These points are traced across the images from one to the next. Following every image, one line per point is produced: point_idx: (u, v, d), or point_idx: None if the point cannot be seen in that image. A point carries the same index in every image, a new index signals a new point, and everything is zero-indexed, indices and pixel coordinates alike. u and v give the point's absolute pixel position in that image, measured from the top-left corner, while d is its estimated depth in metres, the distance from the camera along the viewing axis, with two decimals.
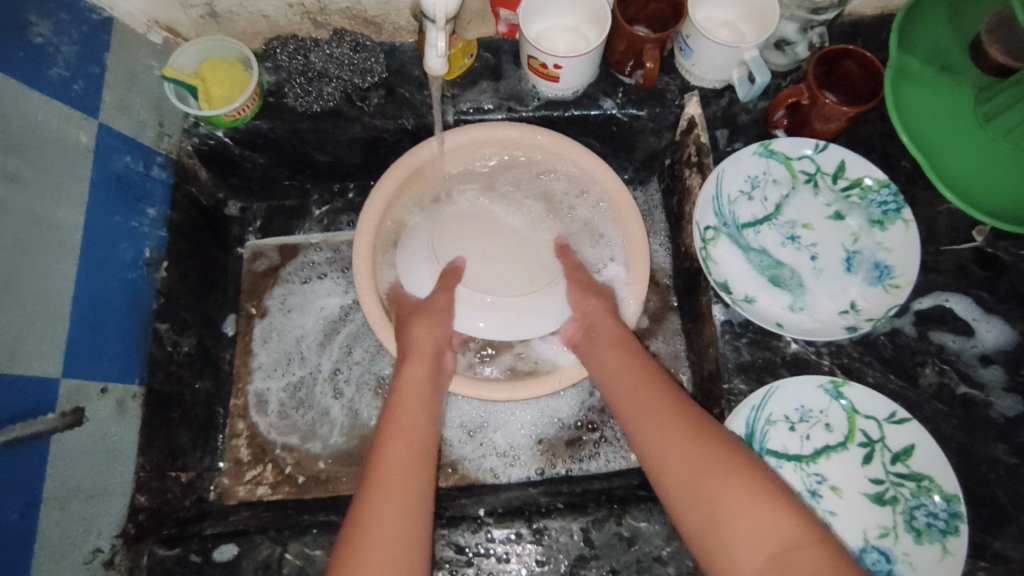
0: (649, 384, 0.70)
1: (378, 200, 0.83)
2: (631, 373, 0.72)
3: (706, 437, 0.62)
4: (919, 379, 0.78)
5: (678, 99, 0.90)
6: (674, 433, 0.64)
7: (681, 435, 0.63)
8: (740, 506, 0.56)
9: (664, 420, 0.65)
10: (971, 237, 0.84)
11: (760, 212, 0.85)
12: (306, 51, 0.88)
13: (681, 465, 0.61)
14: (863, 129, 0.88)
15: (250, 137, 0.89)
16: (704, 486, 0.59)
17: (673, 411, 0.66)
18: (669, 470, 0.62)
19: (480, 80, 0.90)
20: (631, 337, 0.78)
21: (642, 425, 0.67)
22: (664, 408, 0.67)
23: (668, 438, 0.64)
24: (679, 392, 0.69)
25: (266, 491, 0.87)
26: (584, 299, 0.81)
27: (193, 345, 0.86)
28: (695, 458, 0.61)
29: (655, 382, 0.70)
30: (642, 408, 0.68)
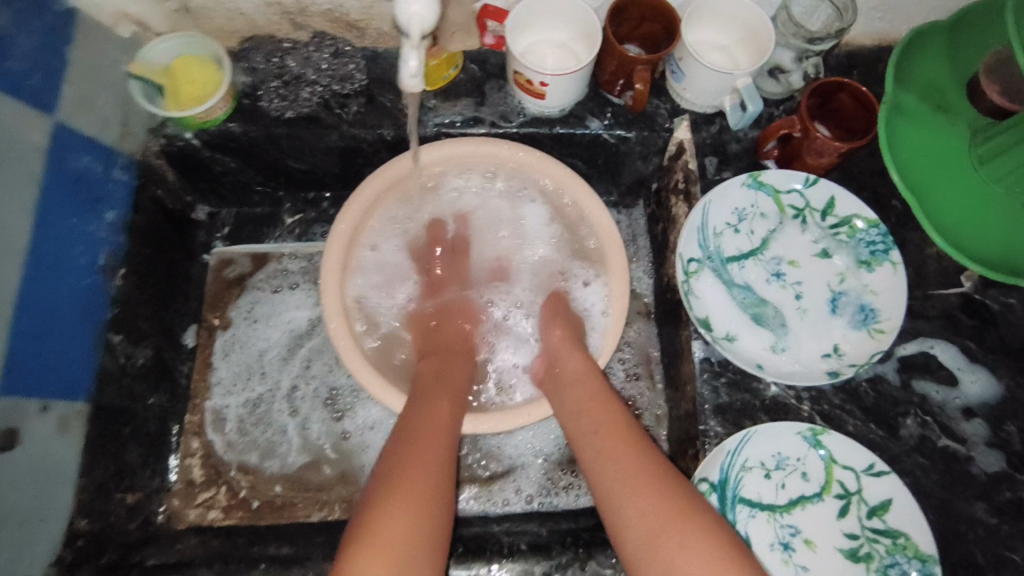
0: (615, 425, 0.67)
1: (347, 216, 0.80)
2: (594, 409, 0.69)
3: (672, 494, 0.59)
4: (900, 431, 0.76)
5: (668, 123, 0.87)
6: (632, 480, 0.61)
7: (644, 485, 0.60)
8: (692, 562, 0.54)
9: (625, 467, 0.62)
10: (959, 283, 0.81)
11: (745, 246, 0.82)
12: (283, 53, 0.84)
13: (645, 517, 0.58)
14: (855, 165, 0.86)
15: (221, 140, 0.85)
16: (666, 548, 0.55)
17: (635, 456, 0.63)
18: (630, 526, 0.58)
19: (463, 95, 0.86)
20: (598, 372, 0.74)
21: (602, 471, 0.63)
22: (625, 455, 0.63)
23: (629, 485, 0.61)
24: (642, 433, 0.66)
25: (218, 515, 0.84)
26: (550, 330, 0.80)
27: (149, 357, 0.82)
28: (657, 514, 0.57)
29: (619, 423, 0.67)
30: (602, 449, 0.65)
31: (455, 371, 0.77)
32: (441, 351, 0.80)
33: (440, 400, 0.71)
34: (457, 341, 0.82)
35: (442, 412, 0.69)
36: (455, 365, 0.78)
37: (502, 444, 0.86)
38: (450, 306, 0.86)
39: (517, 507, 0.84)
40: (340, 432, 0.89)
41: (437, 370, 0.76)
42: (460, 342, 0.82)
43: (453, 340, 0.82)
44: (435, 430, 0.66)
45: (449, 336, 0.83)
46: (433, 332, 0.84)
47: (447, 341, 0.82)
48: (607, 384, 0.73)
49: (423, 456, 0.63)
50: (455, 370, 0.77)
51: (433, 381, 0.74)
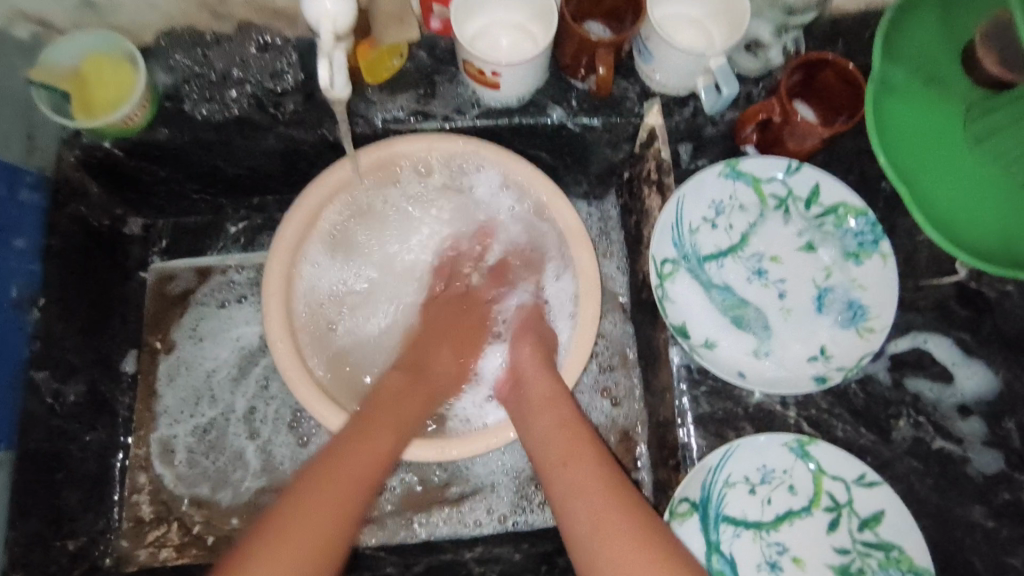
0: (585, 460, 0.62)
1: (286, 237, 0.73)
2: (564, 438, 0.65)
3: (649, 548, 0.55)
4: (892, 434, 0.71)
5: (636, 108, 0.79)
6: (610, 521, 0.57)
7: (618, 534, 0.56)
8: None
9: (596, 511, 0.58)
10: (953, 269, 0.75)
11: (723, 242, 0.76)
12: (205, 48, 0.74)
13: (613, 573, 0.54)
14: (843, 146, 0.78)
15: (144, 148, 0.76)
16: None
17: (609, 499, 0.59)
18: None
19: (411, 86, 0.78)
20: (567, 395, 0.69)
21: (570, 513, 0.59)
22: (597, 496, 0.59)
23: (602, 532, 0.57)
24: (612, 466, 0.63)
25: (171, 554, 0.80)
26: (519, 346, 0.75)
27: (83, 392, 0.76)
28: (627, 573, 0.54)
29: (589, 458, 0.63)
30: (572, 486, 0.61)
31: (417, 399, 0.70)
32: (414, 372, 0.73)
33: (381, 429, 0.64)
34: (437, 369, 0.75)
35: (381, 443, 0.63)
36: (419, 393, 0.71)
37: (470, 464, 0.81)
38: (454, 327, 0.80)
39: (490, 529, 0.79)
40: (305, 456, 0.83)
41: (399, 391, 0.70)
42: (438, 368, 0.76)
43: (433, 367, 0.75)
44: (366, 462, 0.61)
45: (432, 360, 0.76)
46: (414, 350, 0.77)
47: (426, 369, 0.74)
48: (577, 411, 0.68)
49: (341, 493, 0.58)
50: (416, 395, 0.70)
51: (387, 404, 0.68)
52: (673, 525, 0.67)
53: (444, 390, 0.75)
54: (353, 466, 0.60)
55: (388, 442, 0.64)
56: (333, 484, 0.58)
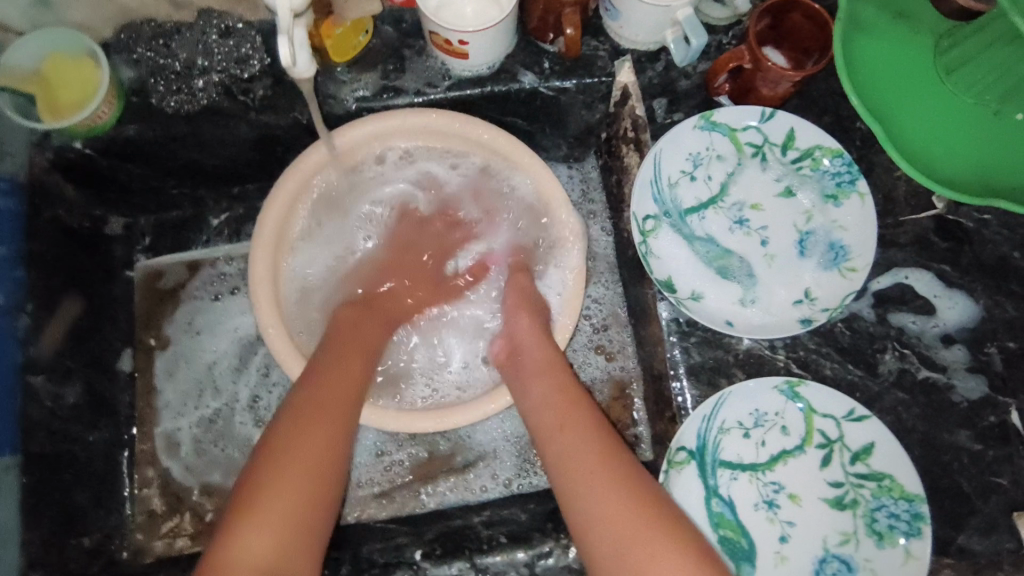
0: (582, 423, 0.64)
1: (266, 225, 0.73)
2: (559, 403, 0.66)
3: (643, 501, 0.57)
4: (878, 368, 0.73)
5: (608, 68, 0.78)
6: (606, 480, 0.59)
7: (612, 493, 0.58)
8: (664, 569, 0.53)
9: (591, 470, 0.60)
10: (931, 204, 0.76)
11: (703, 194, 0.76)
12: (167, 38, 0.73)
13: (608, 524, 0.57)
14: (816, 88, 0.78)
15: (117, 146, 0.75)
16: (632, 555, 0.55)
17: (604, 460, 0.60)
18: (593, 529, 0.57)
19: (380, 62, 0.77)
20: (562, 357, 0.71)
21: (567, 474, 0.61)
22: (593, 458, 0.61)
23: (595, 486, 0.59)
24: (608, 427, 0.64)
25: (187, 543, 0.81)
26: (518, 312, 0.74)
27: (82, 394, 0.76)
28: (621, 522, 0.56)
29: (585, 420, 0.64)
30: (571, 448, 0.62)
31: (373, 330, 0.74)
32: (368, 304, 0.77)
33: (350, 360, 0.68)
34: (383, 298, 0.79)
35: (351, 371, 0.67)
36: (375, 323, 0.75)
37: (471, 432, 0.83)
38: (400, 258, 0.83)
39: (495, 493, 0.81)
40: None
41: (356, 322, 0.73)
42: (387, 299, 0.80)
43: (383, 300, 0.79)
44: (341, 393, 0.64)
45: (373, 291, 0.80)
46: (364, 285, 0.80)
47: (376, 303, 0.78)
48: (571, 374, 0.69)
49: (325, 424, 0.61)
50: (372, 325, 0.74)
51: (347, 333, 0.71)
52: (672, 474, 0.69)
53: (397, 317, 0.79)
54: (332, 398, 0.63)
55: (356, 371, 0.67)
56: (316, 417, 0.61)
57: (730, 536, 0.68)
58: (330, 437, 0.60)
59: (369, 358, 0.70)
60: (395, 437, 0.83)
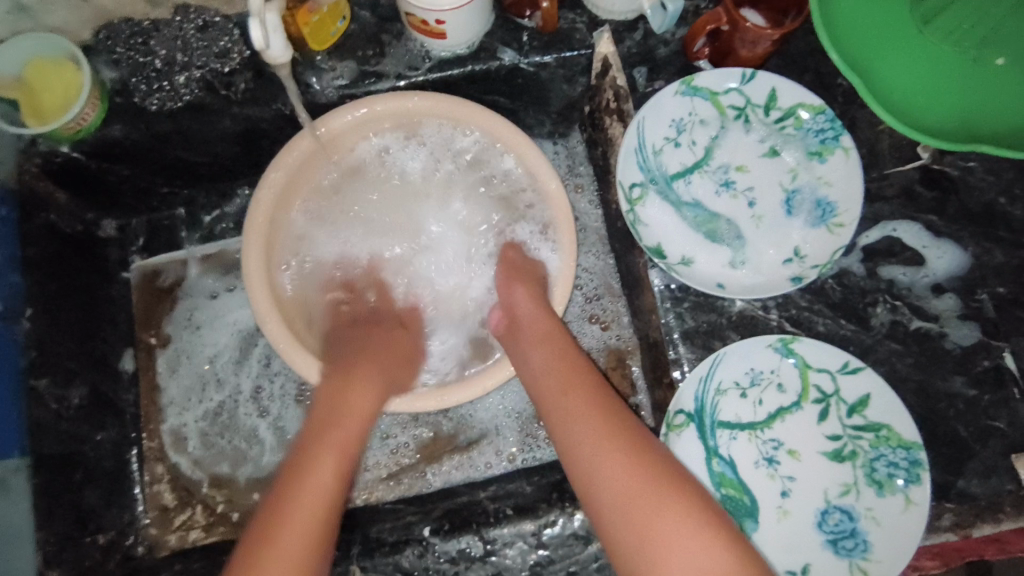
0: (585, 389, 0.64)
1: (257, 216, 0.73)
2: (557, 371, 0.67)
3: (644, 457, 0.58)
4: (871, 321, 0.73)
5: (587, 39, 0.78)
6: (607, 443, 0.60)
7: (617, 455, 0.59)
8: (671, 520, 0.54)
9: (592, 433, 0.61)
10: (915, 155, 0.76)
11: (688, 159, 0.77)
12: (145, 35, 0.72)
13: (614, 485, 0.57)
14: (795, 46, 0.78)
15: (103, 148, 0.76)
16: (639, 512, 0.55)
17: (609, 425, 0.61)
18: (600, 489, 0.58)
19: (360, 47, 0.77)
20: (559, 326, 0.72)
21: (571, 437, 0.62)
22: (598, 419, 0.62)
23: (600, 446, 0.60)
24: (607, 391, 0.65)
25: (200, 535, 0.83)
26: (509, 285, 0.76)
27: (87, 395, 0.77)
28: (626, 481, 0.57)
29: (589, 384, 0.65)
30: (570, 414, 0.63)
31: (358, 396, 0.66)
32: (351, 367, 0.69)
33: (369, 369, 0.69)
34: (371, 361, 0.70)
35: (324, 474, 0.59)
36: (360, 386, 0.67)
37: (472, 410, 0.84)
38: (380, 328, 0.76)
39: (500, 468, 0.83)
40: None
41: (335, 397, 0.65)
42: (381, 359, 0.71)
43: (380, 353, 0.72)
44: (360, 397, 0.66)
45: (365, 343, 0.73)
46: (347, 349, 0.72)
47: (361, 365, 0.69)
48: (573, 344, 0.70)
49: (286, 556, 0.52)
50: (356, 397, 0.65)
51: (324, 419, 0.63)
52: (672, 438, 0.70)
53: (392, 381, 0.71)
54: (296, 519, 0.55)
55: (327, 475, 0.58)
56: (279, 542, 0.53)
57: (732, 495, 0.69)
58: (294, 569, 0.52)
59: (353, 440, 0.62)
60: (399, 420, 0.84)
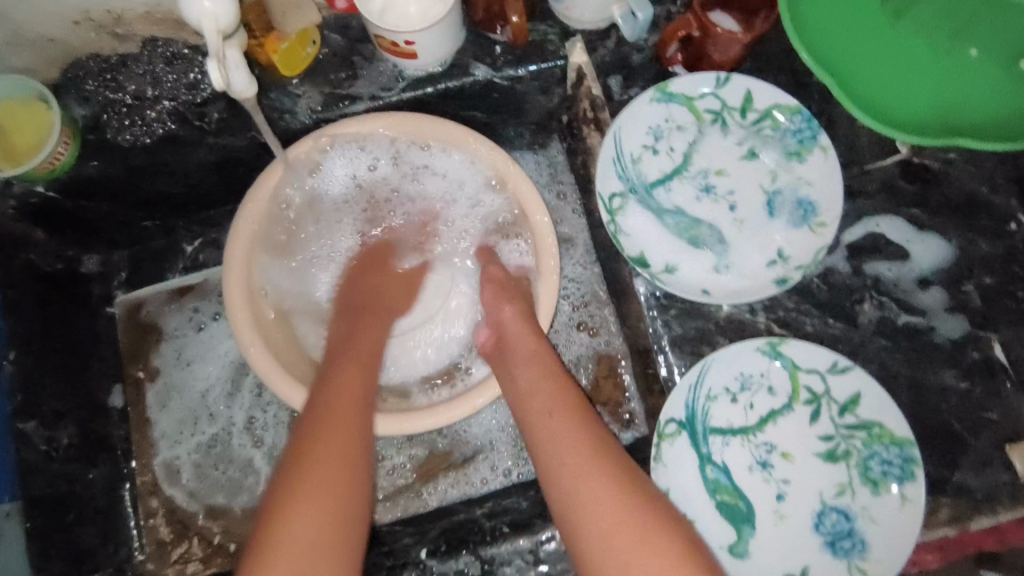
0: (572, 412, 0.64)
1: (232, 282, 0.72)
2: (545, 392, 0.66)
3: (630, 488, 0.59)
4: (858, 318, 0.73)
5: (560, 50, 0.78)
6: (594, 471, 0.59)
7: (602, 480, 0.59)
8: (654, 555, 0.54)
9: (579, 459, 0.60)
10: (895, 150, 0.76)
11: (667, 166, 0.76)
12: (114, 71, 0.71)
13: (599, 514, 0.57)
14: (769, 46, 0.78)
15: (78, 185, 0.76)
16: (622, 544, 0.55)
17: (596, 451, 0.61)
18: (583, 519, 0.57)
19: (332, 70, 0.76)
20: (547, 348, 0.71)
21: (554, 465, 0.61)
22: (586, 444, 0.61)
23: (586, 476, 0.59)
24: (592, 415, 0.65)
25: (198, 567, 0.82)
26: (498, 303, 0.75)
27: (76, 434, 0.77)
28: (612, 510, 0.57)
29: (575, 409, 0.64)
30: (558, 436, 0.62)
31: (373, 327, 0.74)
32: (358, 305, 0.77)
33: (373, 314, 0.76)
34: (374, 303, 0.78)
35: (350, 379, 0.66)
36: (369, 317, 0.76)
37: (467, 426, 0.83)
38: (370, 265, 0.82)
39: (496, 484, 0.82)
40: None
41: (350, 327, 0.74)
42: (377, 294, 0.79)
43: (377, 292, 0.79)
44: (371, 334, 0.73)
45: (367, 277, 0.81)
46: (353, 289, 0.79)
47: (368, 302, 0.78)
48: (558, 363, 0.70)
49: (329, 447, 0.60)
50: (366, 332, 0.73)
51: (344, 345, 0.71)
52: (665, 447, 0.69)
53: (390, 309, 0.79)
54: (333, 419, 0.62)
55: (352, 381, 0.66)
56: (323, 439, 0.60)
57: (728, 501, 0.69)
58: (343, 459, 0.59)
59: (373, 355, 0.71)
60: (393, 441, 0.83)
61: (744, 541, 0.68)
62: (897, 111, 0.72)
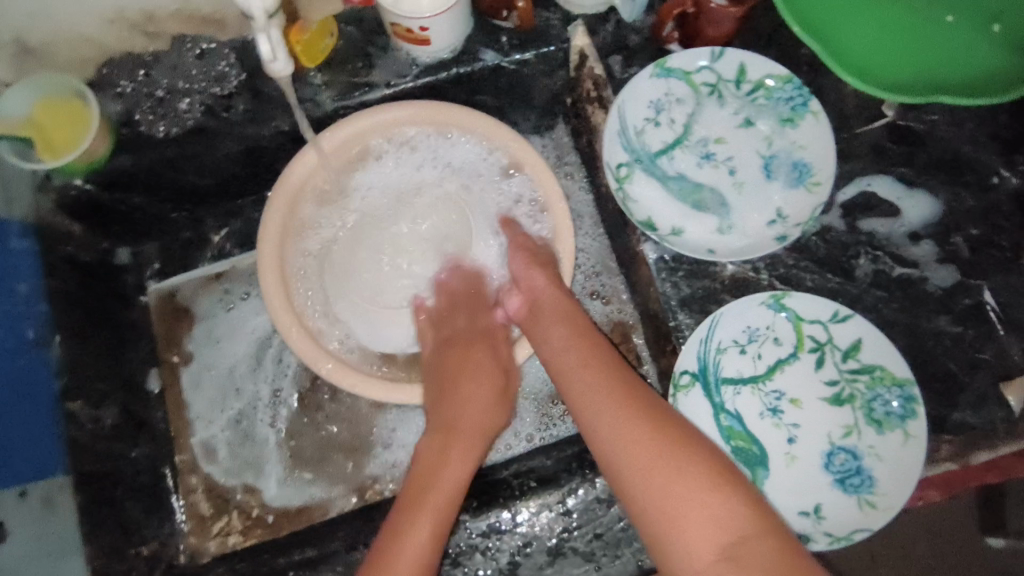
0: (601, 362, 0.69)
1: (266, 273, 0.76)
2: (576, 348, 0.71)
3: (661, 421, 0.63)
4: (855, 272, 0.77)
5: (563, 34, 0.83)
6: (629, 413, 0.64)
7: (636, 420, 0.63)
8: (690, 484, 0.58)
9: (612, 405, 0.65)
10: (881, 113, 0.80)
11: (669, 136, 0.81)
12: (147, 67, 0.76)
13: (636, 452, 0.61)
14: (758, 22, 0.82)
15: (114, 177, 0.81)
16: (657, 478, 0.60)
17: (626, 393, 0.66)
18: (619, 455, 0.62)
19: (349, 59, 0.81)
20: (577, 307, 0.76)
21: (591, 412, 0.66)
22: (617, 389, 0.66)
23: (621, 419, 0.64)
24: (621, 364, 0.70)
25: (238, 539, 0.85)
26: (530, 270, 0.77)
27: (118, 414, 0.81)
28: (645, 445, 0.61)
29: (604, 359, 0.70)
30: (592, 386, 0.67)
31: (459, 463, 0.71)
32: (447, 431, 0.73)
33: (460, 443, 0.72)
34: (468, 424, 0.74)
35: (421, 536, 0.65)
36: (455, 449, 0.72)
37: None
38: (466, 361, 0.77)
39: (520, 448, 0.86)
40: (341, 428, 0.89)
41: (432, 463, 0.71)
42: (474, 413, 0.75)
43: (470, 408, 0.75)
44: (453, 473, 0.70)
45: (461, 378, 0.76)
46: (440, 400, 0.75)
47: (457, 432, 0.73)
48: (589, 322, 0.75)
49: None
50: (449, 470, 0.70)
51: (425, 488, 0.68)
52: (680, 398, 0.74)
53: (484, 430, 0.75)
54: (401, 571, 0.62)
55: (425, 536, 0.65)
56: None
57: (742, 446, 0.73)
58: None
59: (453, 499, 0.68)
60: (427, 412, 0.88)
61: (759, 483, 0.72)
62: (890, 75, 0.78)
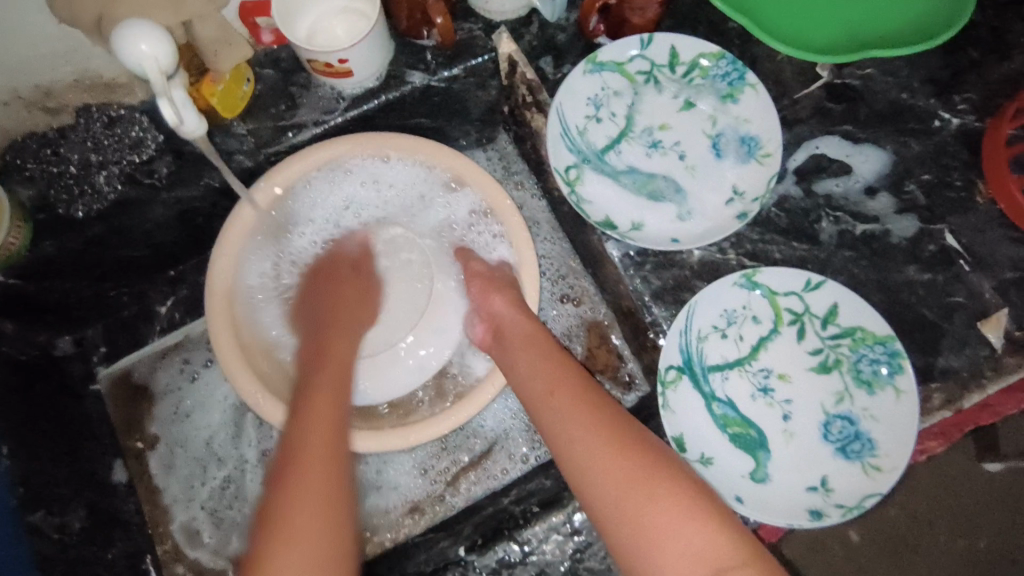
0: (567, 385, 0.66)
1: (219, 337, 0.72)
2: (544, 375, 0.68)
3: (629, 448, 0.60)
4: (820, 237, 0.77)
5: (488, 43, 0.80)
6: (600, 443, 0.61)
7: (607, 446, 0.61)
8: (662, 512, 0.56)
9: (585, 433, 0.62)
10: (817, 75, 0.80)
11: (613, 130, 0.79)
12: (53, 145, 0.71)
13: (608, 480, 0.59)
14: (681, 3, 0.81)
15: (36, 266, 0.75)
16: (631, 507, 0.57)
17: (598, 418, 0.63)
18: (593, 488, 0.59)
19: (270, 103, 0.77)
20: (544, 332, 0.72)
21: (562, 441, 0.63)
22: (588, 415, 0.63)
23: (592, 448, 0.61)
24: (593, 388, 0.66)
25: None
26: (488, 297, 0.76)
27: (86, 516, 0.75)
28: (618, 475, 0.59)
29: (573, 384, 0.66)
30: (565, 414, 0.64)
31: (337, 347, 0.73)
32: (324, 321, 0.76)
33: (341, 334, 0.75)
34: (343, 314, 0.77)
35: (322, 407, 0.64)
36: (337, 338, 0.74)
37: (482, 419, 0.85)
38: (336, 269, 0.81)
39: (517, 471, 0.84)
40: None
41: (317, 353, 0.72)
42: (347, 305, 0.78)
43: (345, 304, 0.78)
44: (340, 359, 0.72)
45: (335, 273, 0.80)
46: (315, 307, 0.78)
47: (336, 320, 0.76)
48: (555, 344, 0.72)
49: (315, 459, 0.59)
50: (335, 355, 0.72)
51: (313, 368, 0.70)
52: (670, 395, 0.72)
53: (361, 320, 0.78)
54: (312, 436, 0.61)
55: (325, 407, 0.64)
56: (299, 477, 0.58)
57: (740, 431, 0.72)
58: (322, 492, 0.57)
59: (341, 369, 0.70)
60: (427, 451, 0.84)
61: (763, 466, 0.71)
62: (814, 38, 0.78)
